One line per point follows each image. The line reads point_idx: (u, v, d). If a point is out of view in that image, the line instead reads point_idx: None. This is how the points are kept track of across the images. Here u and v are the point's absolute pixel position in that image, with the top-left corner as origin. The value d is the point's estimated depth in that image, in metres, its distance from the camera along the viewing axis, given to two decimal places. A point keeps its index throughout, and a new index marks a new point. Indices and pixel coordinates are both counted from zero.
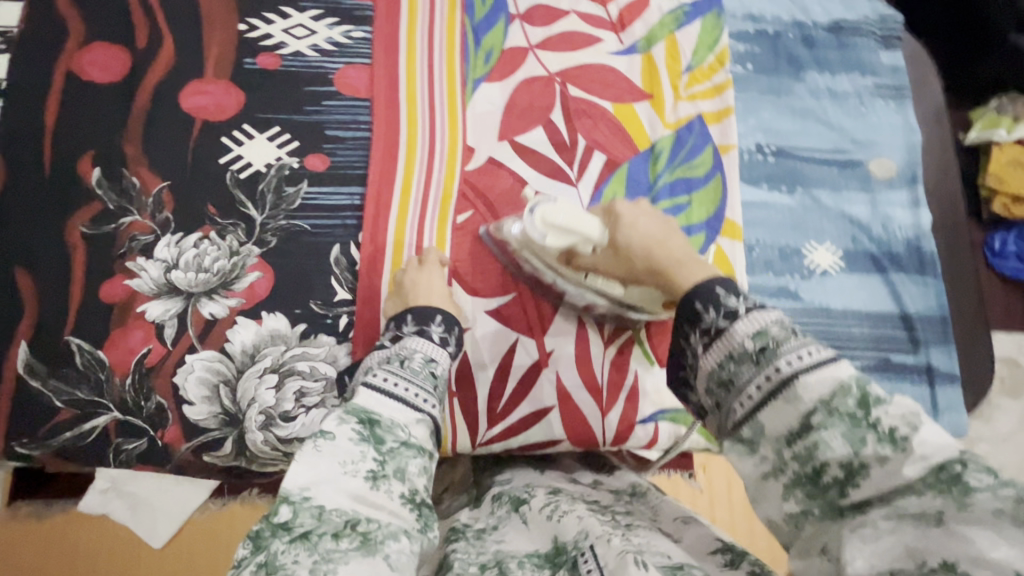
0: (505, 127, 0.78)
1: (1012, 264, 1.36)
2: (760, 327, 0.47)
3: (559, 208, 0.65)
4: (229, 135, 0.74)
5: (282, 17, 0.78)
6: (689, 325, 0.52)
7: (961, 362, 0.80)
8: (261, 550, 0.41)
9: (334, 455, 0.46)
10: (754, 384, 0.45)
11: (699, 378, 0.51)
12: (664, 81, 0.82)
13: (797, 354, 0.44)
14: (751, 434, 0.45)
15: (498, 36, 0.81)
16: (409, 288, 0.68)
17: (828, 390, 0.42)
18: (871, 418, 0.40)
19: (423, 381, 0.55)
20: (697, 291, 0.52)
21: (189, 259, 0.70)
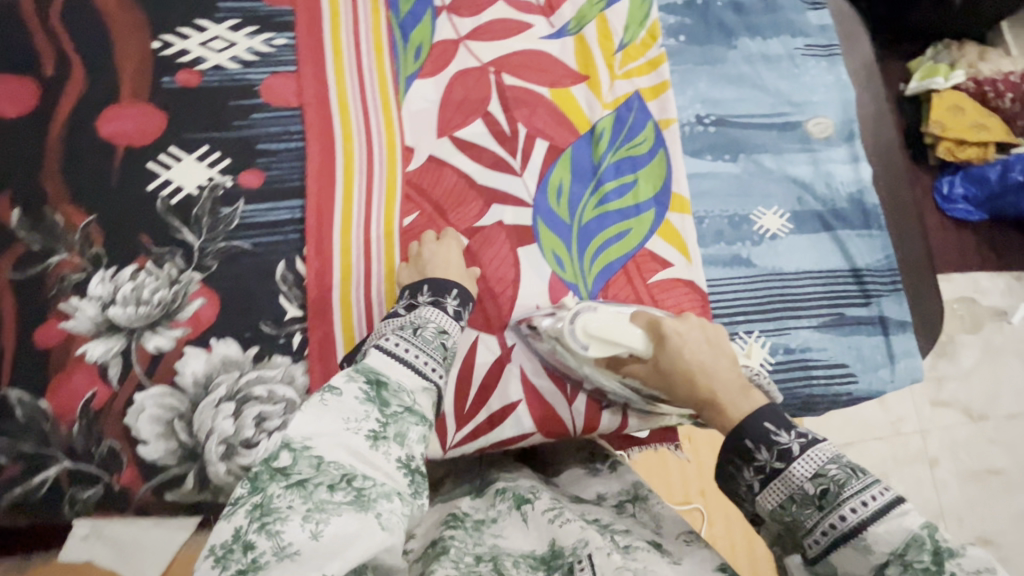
0: (444, 124, 0.77)
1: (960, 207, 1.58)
2: (818, 469, 0.54)
3: (602, 321, 0.67)
4: (156, 160, 0.71)
5: (197, 30, 0.74)
6: (741, 459, 0.58)
7: (913, 310, 0.83)
8: (258, 491, 0.45)
9: (340, 410, 0.50)
10: (820, 529, 0.52)
11: (761, 506, 0.58)
12: (600, 63, 0.81)
13: (860, 501, 0.51)
14: (825, 569, 0.52)
15: (425, 31, 0.79)
16: (429, 259, 0.70)
17: (900, 541, 0.48)
18: (945, 572, 0.45)
19: (433, 350, 0.60)
20: (748, 428, 0.58)
21: (127, 294, 0.67)
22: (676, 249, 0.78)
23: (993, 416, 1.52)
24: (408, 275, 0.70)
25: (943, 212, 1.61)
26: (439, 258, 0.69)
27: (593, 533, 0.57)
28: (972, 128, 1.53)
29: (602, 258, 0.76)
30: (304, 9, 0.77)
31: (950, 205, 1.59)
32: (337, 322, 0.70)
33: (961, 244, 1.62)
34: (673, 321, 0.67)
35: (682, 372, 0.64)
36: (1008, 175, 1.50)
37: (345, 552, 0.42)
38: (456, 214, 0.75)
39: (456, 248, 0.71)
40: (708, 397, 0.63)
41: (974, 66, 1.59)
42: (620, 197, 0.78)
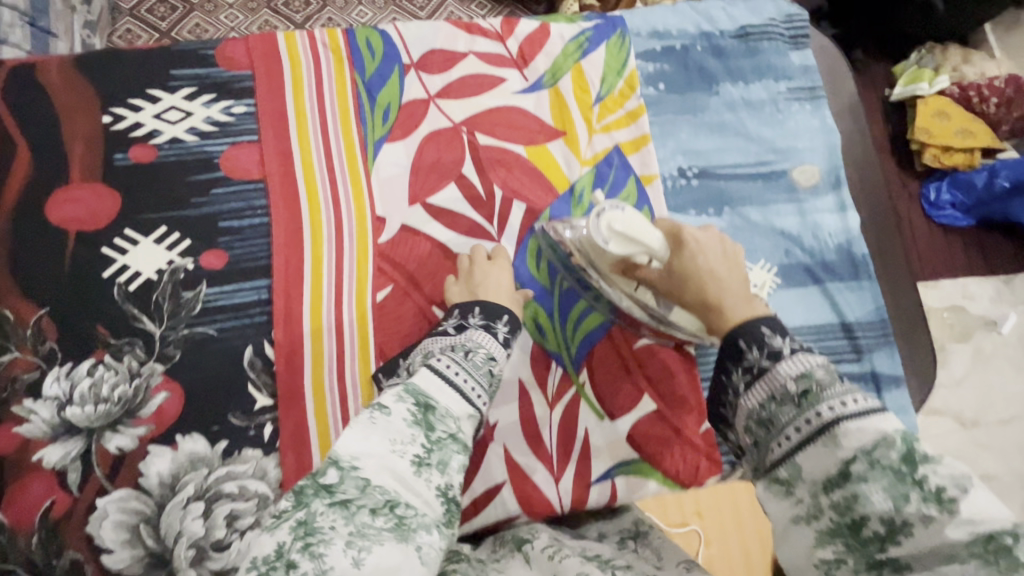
0: (416, 190, 0.73)
1: (948, 213, 1.59)
2: (805, 369, 0.47)
3: (626, 218, 0.64)
4: (110, 244, 0.67)
5: (151, 101, 0.70)
6: (731, 362, 0.52)
7: (905, 360, 0.80)
8: (302, 506, 0.42)
9: (387, 430, 0.47)
10: (793, 426, 0.45)
11: (739, 413, 0.51)
12: (577, 117, 0.78)
13: (840, 401, 0.44)
14: (788, 475, 0.44)
15: (394, 90, 0.75)
16: (479, 280, 0.69)
17: (871, 440, 0.41)
18: (917, 476, 0.39)
19: (480, 377, 0.57)
20: (742, 329, 0.53)
21: (85, 392, 0.63)
22: None
23: (987, 423, 1.52)
24: (456, 292, 0.69)
25: (933, 219, 1.60)
26: (491, 282, 0.68)
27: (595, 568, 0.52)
28: (956, 134, 1.56)
29: (585, 324, 0.74)
30: (263, 73, 0.73)
31: (938, 210, 1.60)
32: (309, 411, 0.66)
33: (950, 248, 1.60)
34: (693, 230, 0.65)
35: (695, 277, 0.61)
36: (994, 182, 1.51)
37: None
38: (432, 286, 0.71)
39: (507, 273, 0.70)
40: (713, 299, 0.59)
41: (958, 69, 1.62)
42: None
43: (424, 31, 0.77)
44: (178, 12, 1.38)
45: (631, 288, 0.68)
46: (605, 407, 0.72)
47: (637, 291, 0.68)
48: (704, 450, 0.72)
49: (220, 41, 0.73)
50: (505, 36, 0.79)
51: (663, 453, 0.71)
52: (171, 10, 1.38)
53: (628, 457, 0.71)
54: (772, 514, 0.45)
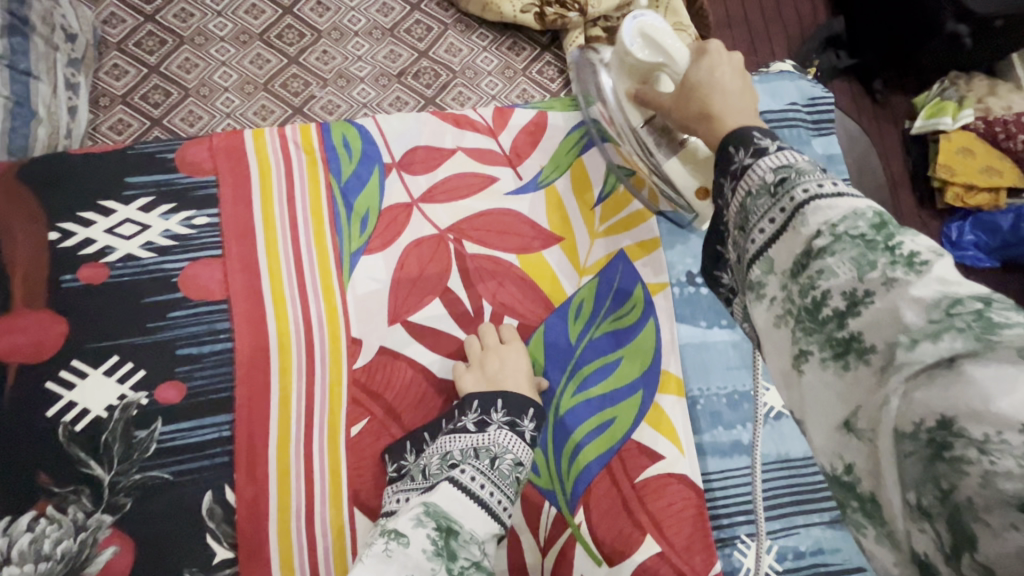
0: (395, 307, 0.66)
1: (971, 253, 1.50)
2: (787, 162, 0.39)
3: (660, 24, 0.57)
4: (56, 378, 0.60)
5: (103, 213, 0.64)
6: (719, 176, 0.44)
7: None
8: None
9: (405, 564, 0.42)
10: (768, 218, 0.39)
11: (729, 229, 0.44)
12: (576, 222, 0.71)
13: (817, 184, 0.37)
14: (760, 274, 0.39)
15: (372, 194, 0.68)
16: (496, 367, 0.63)
17: (839, 214, 0.35)
18: (891, 243, 0.33)
19: (507, 487, 0.54)
20: (730, 136, 0.44)
21: (24, 548, 0.57)
22: (667, 439, 0.68)
23: None
24: (473, 380, 0.63)
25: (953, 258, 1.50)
26: (510, 369, 0.63)
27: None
28: (981, 173, 1.47)
29: (580, 455, 0.66)
30: (229, 178, 0.67)
31: (960, 250, 1.50)
32: (275, 565, 0.60)
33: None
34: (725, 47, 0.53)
35: (700, 89, 0.50)
36: None
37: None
38: (412, 417, 0.64)
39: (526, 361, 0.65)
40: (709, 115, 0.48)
41: (983, 101, 1.51)
42: (599, 379, 0.68)
43: (408, 127, 0.71)
44: (168, 48, 1.19)
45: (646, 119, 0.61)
46: (602, 551, 0.64)
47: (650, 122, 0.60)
48: None
49: (182, 142, 0.68)
50: (496, 130, 0.72)
51: None
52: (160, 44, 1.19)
53: None
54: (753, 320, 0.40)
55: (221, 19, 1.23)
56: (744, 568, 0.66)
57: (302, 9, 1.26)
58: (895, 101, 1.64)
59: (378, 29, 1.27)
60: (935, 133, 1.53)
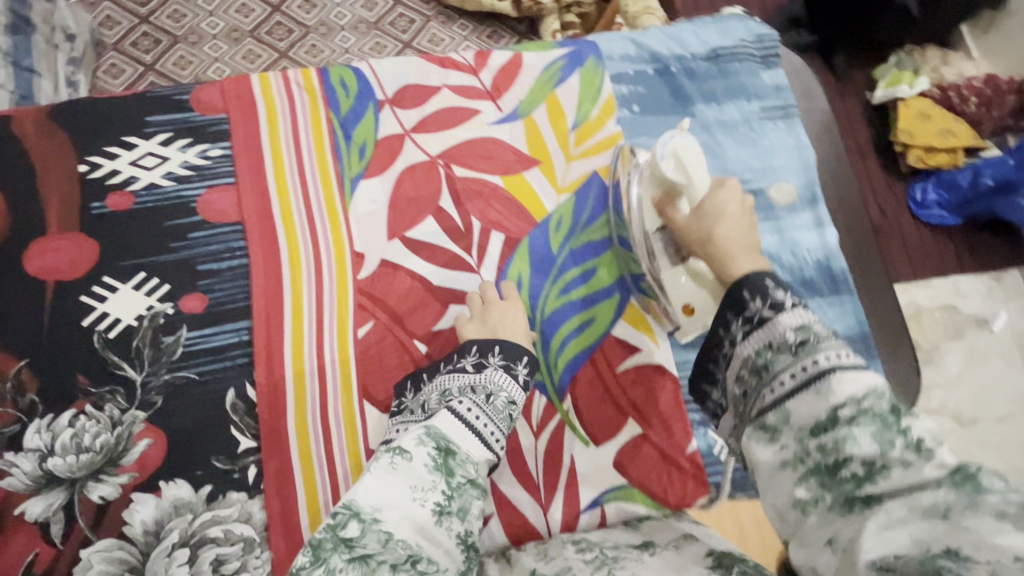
0: (394, 225, 0.74)
1: (936, 212, 1.62)
2: (803, 322, 0.49)
3: (691, 150, 0.68)
4: (90, 292, 0.67)
5: (127, 148, 0.71)
6: (732, 312, 0.54)
7: (891, 373, 0.79)
8: (320, 561, 0.44)
9: (407, 476, 0.50)
10: (788, 372, 0.46)
11: (733, 363, 0.53)
12: (553, 147, 0.79)
13: (835, 352, 0.46)
14: (776, 422, 0.46)
15: (369, 127, 0.76)
16: (495, 315, 0.69)
17: (862, 389, 0.43)
18: (902, 425, 0.40)
19: (502, 421, 0.58)
20: (747, 279, 0.54)
21: (66, 442, 0.63)
22: (643, 333, 0.75)
23: (985, 422, 1.49)
24: (474, 330, 0.68)
25: (919, 219, 1.63)
26: (509, 317, 0.68)
27: (578, 559, 0.57)
28: (939, 135, 1.59)
29: (565, 352, 0.73)
30: (238, 115, 0.74)
31: (924, 211, 1.63)
32: (294, 451, 0.66)
33: (941, 252, 1.62)
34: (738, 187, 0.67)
35: (707, 213, 0.63)
36: (978, 181, 1.54)
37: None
38: (412, 319, 0.72)
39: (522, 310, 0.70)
40: (724, 253, 0.59)
41: (936, 70, 1.66)
42: (581, 285, 0.76)
43: (398, 68, 0.79)
44: (164, 45, 1.27)
45: (657, 229, 0.69)
46: (589, 432, 0.72)
47: (657, 234, 0.69)
48: (691, 472, 0.72)
49: (195, 86, 0.75)
50: (478, 69, 0.80)
51: (651, 476, 0.71)
52: (156, 44, 1.27)
53: (618, 482, 0.70)
54: (758, 458, 0.46)
55: (213, 18, 1.31)
56: (718, 445, 0.74)
57: (291, 7, 1.34)
58: (856, 75, 1.73)
59: (364, 23, 1.36)
60: (895, 101, 1.65)
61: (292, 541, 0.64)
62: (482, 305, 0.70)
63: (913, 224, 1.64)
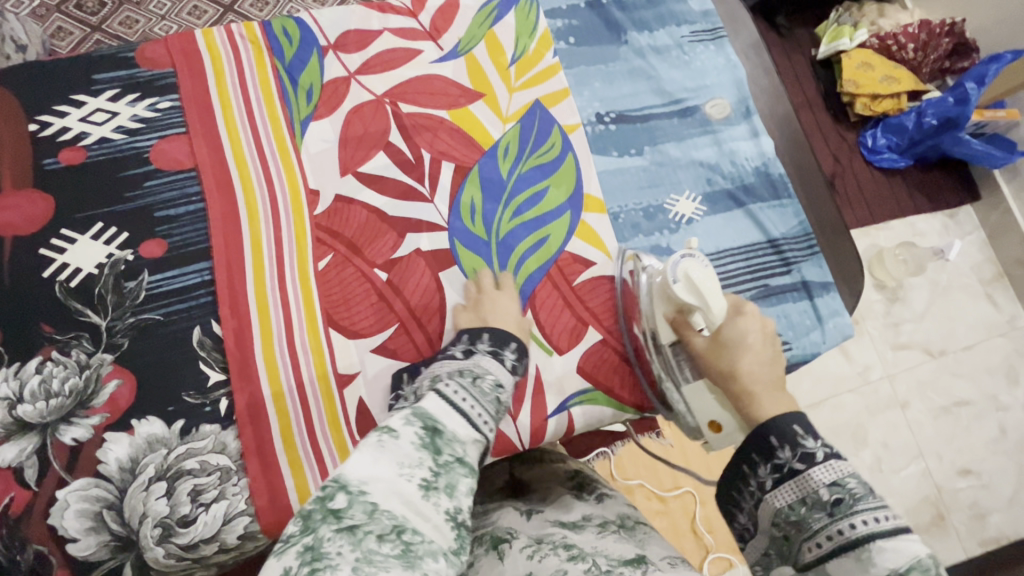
0: (346, 161, 0.76)
1: (886, 157, 1.66)
2: (837, 477, 0.50)
3: (703, 270, 0.64)
4: (49, 245, 0.68)
5: (76, 106, 0.73)
6: (759, 455, 0.54)
7: (835, 269, 0.83)
8: (309, 532, 0.37)
9: (395, 454, 0.44)
10: (825, 535, 0.47)
11: (759, 506, 0.53)
12: (494, 79, 0.82)
13: (872, 517, 0.46)
14: None
15: (314, 72, 0.79)
16: (487, 305, 0.70)
17: (907, 563, 0.43)
18: None
19: (488, 404, 0.55)
20: (774, 425, 0.54)
21: (35, 388, 0.64)
22: (596, 247, 0.78)
23: (952, 350, 1.55)
24: (466, 318, 0.70)
25: (871, 163, 1.68)
26: (506, 311, 0.70)
27: (572, 563, 0.52)
28: (882, 82, 1.63)
29: (523, 270, 0.76)
30: (185, 69, 0.76)
31: (876, 155, 1.67)
32: (263, 381, 0.68)
33: (893, 192, 1.67)
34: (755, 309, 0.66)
35: (728, 346, 0.63)
36: (924, 121, 1.58)
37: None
38: (372, 249, 0.74)
39: (513, 299, 0.72)
40: (746, 391, 0.59)
41: (875, 23, 1.72)
42: (533, 207, 0.78)
43: (338, 15, 0.81)
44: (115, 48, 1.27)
45: (672, 346, 0.68)
46: (552, 343, 0.74)
47: (671, 351, 0.69)
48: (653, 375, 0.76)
49: (140, 44, 0.77)
50: (416, 12, 0.83)
51: (612, 381, 0.74)
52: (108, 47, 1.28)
53: (584, 387, 0.73)
54: None
55: (166, 23, 1.32)
56: None
57: (243, 5, 1.36)
58: (799, 33, 1.77)
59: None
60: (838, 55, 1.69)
61: (268, 468, 0.65)
62: (481, 293, 0.72)
63: (866, 169, 1.68)
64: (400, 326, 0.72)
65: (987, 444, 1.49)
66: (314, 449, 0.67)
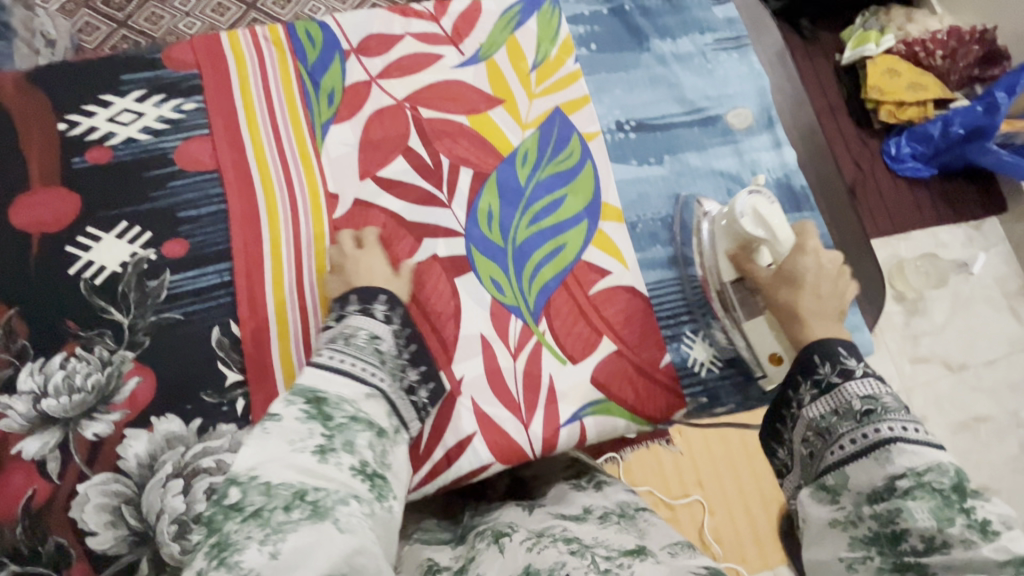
0: (365, 165, 0.77)
1: (910, 165, 1.63)
2: (871, 393, 0.57)
3: (771, 208, 0.70)
4: (75, 243, 0.69)
5: (104, 106, 0.74)
6: (802, 375, 0.62)
7: (857, 285, 0.82)
8: (215, 531, 0.43)
9: (282, 434, 0.49)
10: (850, 437, 0.55)
11: (796, 424, 0.61)
12: (515, 85, 0.82)
13: (900, 425, 0.54)
14: (835, 484, 0.54)
15: (336, 76, 0.79)
16: (352, 270, 0.69)
17: (923, 464, 0.50)
18: (966, 504, 0.47)
19: (370, 356, 0.59)
20: (819, 346, 0.63)
21: (59, 383, 0.65)
22: (613, 256, 0.77)
23: (973, 365, 1.52)
24: (335, 286, 0.68)
25: (894, 171, 1.64)
26: (376, 272, 0.68)
27: (572, 555, 0.52)
28: (907, 89, 1.61)
29: (539, 278, 0.76)
30: (210, 72, 0.77)
31: (899, 164, 1.63)
32: (280, 382, 0.68)
33: (916, 201, 1.63)
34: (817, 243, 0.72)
35: (795, 278, 0.68)
36: (949, 130, 1.55)
37: (308, 561, 0.41)
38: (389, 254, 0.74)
39: (378, 255, 0.70)
40: (805, 320, 0.66)
41: (902, 28, 1.68)
42: (550, 214, 0.78)
43: (361, 18, 0.82)
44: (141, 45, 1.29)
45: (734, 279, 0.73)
46: (565, 352, 0.74)
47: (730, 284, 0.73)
48: (666, 384, 0.75)
49: (166, 45, 0.78)
50: (437, 16, 0.83)
51: (627, 391, 0.74)
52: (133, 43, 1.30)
53: (597, 397, 0.73)
54: (812, 514, 0.54)
55: (190, 19, 1.34)
56: (692, 358, 0.76)
57: (266, 4, 1.38)
58: (824, 37, 1.74)
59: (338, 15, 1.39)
60: (863, 61, 1.66)
61: None
62: (350, 257, 0.70)
63: (890, 177, 1.64)
64: None
65: (1006, 460, 1.46)
66: None
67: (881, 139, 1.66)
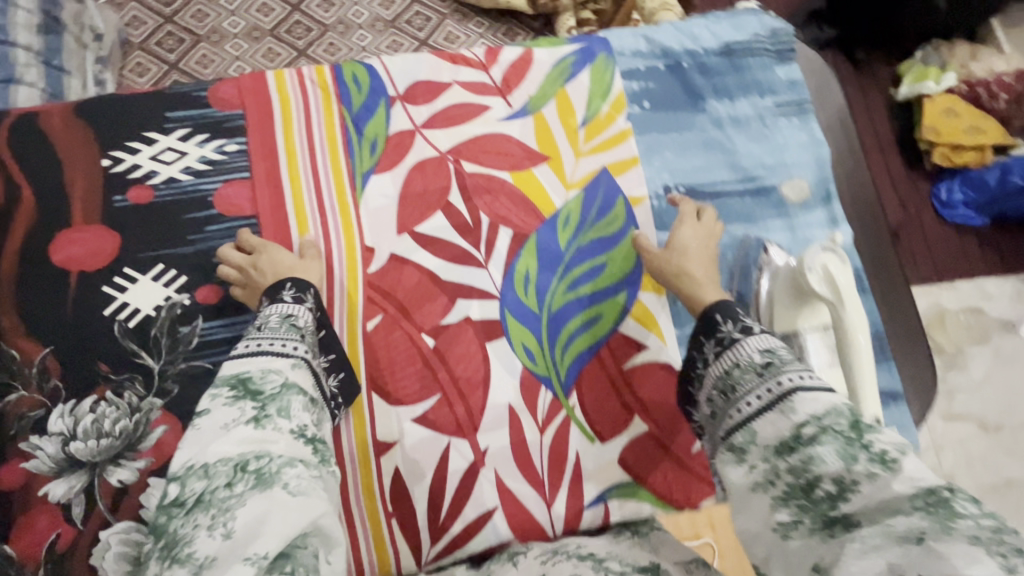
0: (403, 220, 0.75)
1: (961, 212, 1.55)
2: (768, 346, 0.54)
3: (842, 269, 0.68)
4: (111, 283, 0.69)
5: (148, 143, 0.74)
6: (706, 336, 0.59)
7: (907, 377, 0.78)
8: (162, 534, 0.42)
9: (214, 423, 0.47)
10: (755, 393, 0.51)
11: (704, 384, 0.57)
12: (561, 142, 0.79)
13: (796, 374, 0.50)
14: (743, 442, 0.50)
15: (380, 123, 0.77)
16: (259, 275, 0.67)
17: (822, 408, 0.47)
18: (864, 440, 0.45)
19: (286, 333, 0.57)
20: (718, 306, 0.60)
21: (88, 427, 0.65)
22: (650, 331, 0.75)
23: (1011, 425, 1.44)
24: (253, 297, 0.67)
25: (944, 219, 1.57)
26: (281, 261, 0.67)
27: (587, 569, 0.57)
28: (965, 132, 1.51)
29: (572, 348, 0.73)
30: (255, 113, 0.76)
31: (950, 210, 1.56)
32: None
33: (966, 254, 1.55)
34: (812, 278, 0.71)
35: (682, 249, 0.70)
36: (1007, 179, 1.47)
37: (261, 533, 0.40)
38: (422, 315, 0.73)
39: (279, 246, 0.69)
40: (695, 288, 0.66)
41: (965, 67, 1.57)
42: (589, 281, 0.75)
43: (409, 64, 0.80)
44: (188, 44, 1.26)
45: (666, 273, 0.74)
46: (594, 429, 0.71)
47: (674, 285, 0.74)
48: (696, 471, 0.72)
49: (213, 83, 0.77)
50: (487, 65, 0.81)
51: (656, 476, 0.71)
52: (178, 42, 1.26)
53: (622, 479, 0.70)
54: (730, 479, 0.50)
55: (234, 18, 1.29)
56: None
57: (309, 5, 1.32)
58: (881, 73, 1.66)
59: (381, 22, 1.34)
60: (919, 98, 1.58)
61: None
62: (248, 260, 0.68)
63: (942, 227, 1.57)
64: (442, 397, 0.70)
65: None
66: (346, 516, 0.66)
67: (932, 182, 1.59)
